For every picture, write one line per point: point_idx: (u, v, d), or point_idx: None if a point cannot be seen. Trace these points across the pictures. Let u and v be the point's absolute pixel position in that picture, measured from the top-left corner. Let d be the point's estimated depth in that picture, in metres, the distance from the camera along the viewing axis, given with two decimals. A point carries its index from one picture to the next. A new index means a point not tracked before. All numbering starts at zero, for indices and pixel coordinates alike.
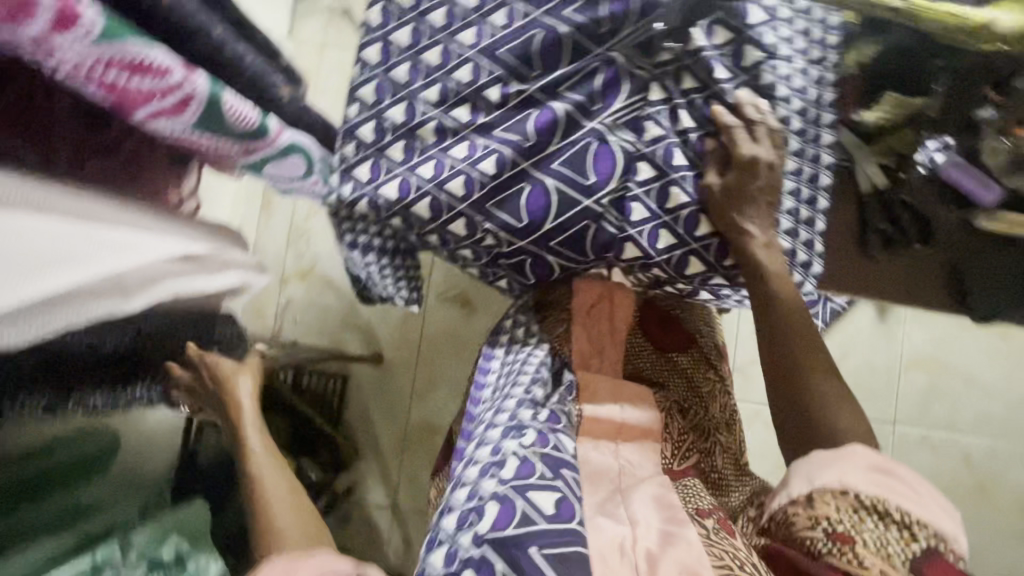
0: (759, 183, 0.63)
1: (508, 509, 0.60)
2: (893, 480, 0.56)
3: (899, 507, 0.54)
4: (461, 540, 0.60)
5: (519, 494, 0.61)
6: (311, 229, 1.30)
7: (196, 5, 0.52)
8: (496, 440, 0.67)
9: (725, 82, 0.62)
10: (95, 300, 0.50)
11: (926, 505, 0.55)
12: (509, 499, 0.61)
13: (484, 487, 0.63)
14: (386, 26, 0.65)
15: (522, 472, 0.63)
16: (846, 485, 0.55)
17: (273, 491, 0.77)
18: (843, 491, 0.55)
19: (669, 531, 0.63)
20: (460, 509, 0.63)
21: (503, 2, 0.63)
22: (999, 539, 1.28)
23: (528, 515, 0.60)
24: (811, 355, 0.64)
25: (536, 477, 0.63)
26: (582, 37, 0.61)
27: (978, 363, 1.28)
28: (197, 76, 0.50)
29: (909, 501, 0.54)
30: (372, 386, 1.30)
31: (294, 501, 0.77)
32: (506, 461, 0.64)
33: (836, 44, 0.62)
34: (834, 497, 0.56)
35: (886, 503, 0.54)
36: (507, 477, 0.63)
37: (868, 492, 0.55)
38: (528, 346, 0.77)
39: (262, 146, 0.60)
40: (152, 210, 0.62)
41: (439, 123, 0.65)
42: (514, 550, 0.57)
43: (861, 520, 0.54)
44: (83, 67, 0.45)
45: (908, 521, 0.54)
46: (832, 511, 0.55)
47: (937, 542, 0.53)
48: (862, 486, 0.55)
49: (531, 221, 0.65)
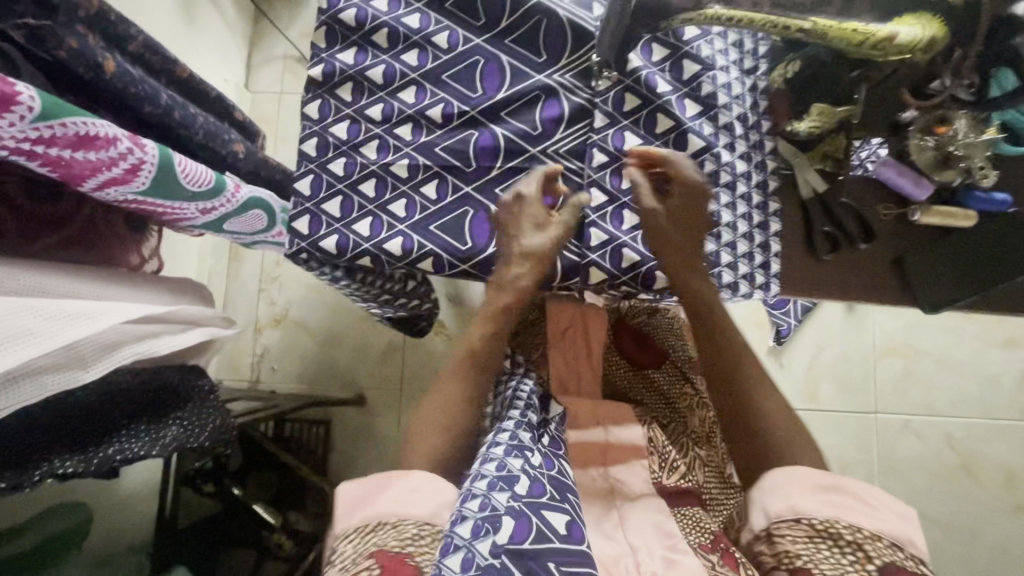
0: (693, 207, 0.62)
1: (524, 524, 0.50)
2: (843, 496, 0.51)
3: (851, 525, 0.50)
4: (478, 547, 0.47)
5: (534, 511, 0.52)
6: (282, 274, 1.35)
7: (139, 76, 0.55)
8: (499, 457, 0.56)
9: (668, 94, 0.64)
10: (48, 374, 0.49)
11: (881, 516, 0.50)
12: (525, 514, 0.51)
13: (496, 498, 0.51)
14: (332, 48, 0.66)
15: (534, 491, 0.54)
16: (797, 512, 0.51)
17: (442, 398, 0.61)
18: (797, 519, 0.51)
19: (672, 557, 0.57)
20: (473, 518, 0.49)
21: (445, 25, 0.65)
22: (996, 518, 1.26)
23: (543, 531, 0.51)
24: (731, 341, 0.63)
25: (548, 497, 0.54)
26: (520, 64, 0.65)
27: (947, 343, 1.30)
28: (146, 145, 0.51)
29: (862, 517, 0.50)
30: (353, 429, 1.28)
31: (448, 412, 0.60)
32: (517, 476, 0.54)
33: (766, 52, 0.66)
34: (789, 527, 0.51)
35: (838, 524, 0.50)
36: (521, 492, 0.53)
37: (818, 515, 0.50)
38: (515, 377, 0.72)
39: (218, 203, 0.63)
40: (108, 282, 0.63)
41: (382, 141, 0.66)
42: (532, 562, 0.48)
43: (818, 549, 0.49)
44: (26, 145, 0.45)
45: (861, 539, 0.49)
46: (790, 546, 0.50)
47: (895, 553, 0.49)
48: (812, 511, 0.51)
49: (475, 244, 0.64)
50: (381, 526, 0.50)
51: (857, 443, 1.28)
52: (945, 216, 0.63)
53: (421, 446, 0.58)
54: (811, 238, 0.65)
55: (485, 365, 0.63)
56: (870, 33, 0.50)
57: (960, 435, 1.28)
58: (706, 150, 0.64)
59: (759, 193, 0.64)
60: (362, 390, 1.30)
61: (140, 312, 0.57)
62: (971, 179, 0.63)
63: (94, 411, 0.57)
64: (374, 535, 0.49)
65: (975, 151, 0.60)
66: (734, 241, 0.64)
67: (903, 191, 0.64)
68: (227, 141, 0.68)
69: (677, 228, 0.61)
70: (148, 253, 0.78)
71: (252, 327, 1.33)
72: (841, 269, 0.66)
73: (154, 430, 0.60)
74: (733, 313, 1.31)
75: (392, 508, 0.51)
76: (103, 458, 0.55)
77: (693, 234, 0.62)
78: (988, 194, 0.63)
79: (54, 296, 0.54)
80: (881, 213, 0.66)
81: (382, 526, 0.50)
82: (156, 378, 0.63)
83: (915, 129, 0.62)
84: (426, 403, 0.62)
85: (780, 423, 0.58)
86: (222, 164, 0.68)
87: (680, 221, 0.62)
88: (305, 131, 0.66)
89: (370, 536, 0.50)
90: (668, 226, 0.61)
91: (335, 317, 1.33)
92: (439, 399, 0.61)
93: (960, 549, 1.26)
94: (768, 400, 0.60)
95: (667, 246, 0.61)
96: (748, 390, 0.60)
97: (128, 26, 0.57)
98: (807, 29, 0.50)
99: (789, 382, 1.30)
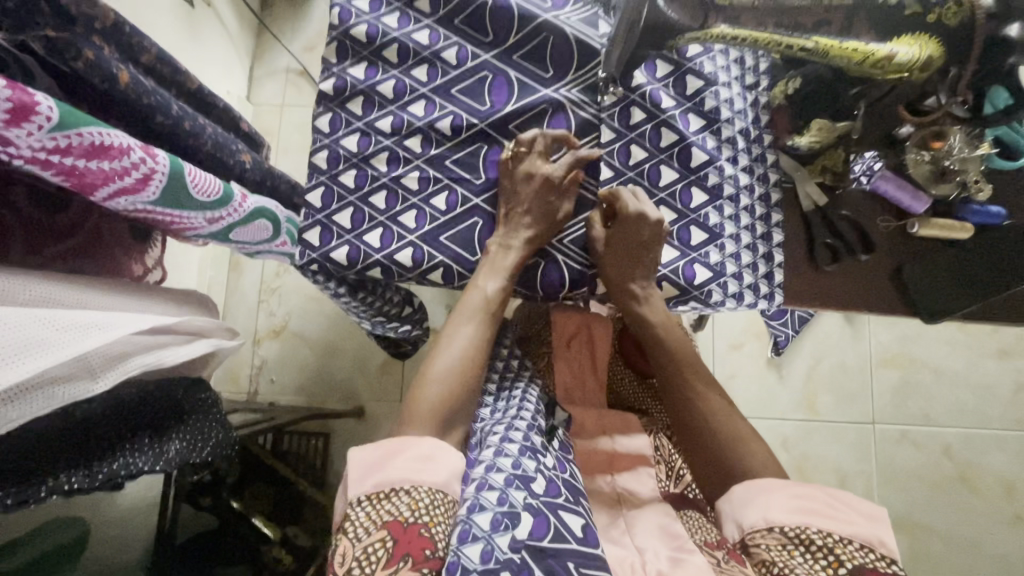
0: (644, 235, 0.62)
1: (543, 521, 0.51)
2: (814, 504, 0.53)
3: (820, 530, 0.51)
4: (497, 540, 0.48)
5: (551, 510, 0.52)
6: (281, 285, 1.35)
7: (152, 87, 0.55)
8: (514, 455, 0.57)
9: (671, 109, 0.65)
10: (58, 385, 0.49)
11: (848, 518, 0.52)
12: (543, 512, 0.51)
13: (514, 495, 0.52)
14: (343, 62, 0.67)
15: (551, 491, 0.54)
16: (770, 522, 0.52)
17: (446, 361, 0.59)
18: (769, 529, 0.52)
19: (678, 556, 0.55)
20: (492, 510, 0.50)
21: (454, 40, 0.66)
22: (994, 528, 1.27)
23: (561, 531, 0.50)
24: (683, 355, 0.66)
25: (564, 498, 0.54)
26: (528, 79, 0.66)
27: (943, 354, 1.32)
28: (157, 155, 0.52)
29: (833, 522, 0.51)
30: (352, 440, 1.27)
31: (453, 374, 0.59)
32: (534, 476, 0.55)
33: (766, 70, 0.68)
34: (762, 536, 0.52)
35: (809, 530, 0.51)
36: (537, 491, 0.53)
37: (789, 523, 0.52)
38: (518, 385, 0.69)
39: (225, 212, 0.63)
40: (115, 293, 0.63)
41: (393, 152, 0.66)
42: (552, 561, 0.48)
43: (791, 556, 0.50)
44: (42, 154, 0.45)
45: (832, 543, 0.50)
46: (765, 555, 0.51)
47: (866, 554, 0.50)
48: (784, 519, 0.52)
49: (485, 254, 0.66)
50: (395, 493, 0.49)
51: (856, 453, 1.29)
52: (943, 227, 0.65)
53: (429, 398, 0.57)
54: (811, 248, 0.67)
55: (491, 332, 0.63)
56: (870, 52, 0.52)
57: (957, 445, 1.29)
58: (709, 163, 0.65)
59: (762, 206, 0.66)
60: (363, 402, 1.29)
61: (149, 323, 0.57)
62: (967, 192, 0.65)
63: (102, 421, 0.56)
64: (387, 504, 0.48)
65: (969, 165, 0.63)
66: (738, 252, 0.65)
67: (902, 205, 0.66)
68: (235, 151, 0.68)
69: (632, 257, 0.63)
70: (151, 263, 0.77)
71: (251, 338, 1.33)
72: (839, 281, 0.68)
73: (158, 443, 0.59)
74: (732, 325, 1.33)
75: (405, 475, 0.49)
76: (108, 473, 0.53)
77: (642, 254, 0.63)
78: (984, 207, 0.65)
79: (61, 306, 0.54)
80: (881, 225, 0.68)
81: (396, 493, 0.49)
82: (160, 391, 0.62)
83: (912, 144, 0.64)
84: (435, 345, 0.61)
85: (733, 420, 0.62)
86: (230, 175, 0.68)
87: (634, 245, 0.62)
88: (317, 143, 0.67)
89: (383, 504, 0.48)
90: (623, 250, 0.63)
91: (335, 329, 1.32)
92: (451, 345, 0.61)
93: (960, 559, 1.26)
94: (724, 411, 0.62)
95: (615, 279, 0.64)
96: (687, 393, 0.64)
97: (142, 40, 0.58)
98: (809, 48, 0.53)
99: (788, 393, 1.30)
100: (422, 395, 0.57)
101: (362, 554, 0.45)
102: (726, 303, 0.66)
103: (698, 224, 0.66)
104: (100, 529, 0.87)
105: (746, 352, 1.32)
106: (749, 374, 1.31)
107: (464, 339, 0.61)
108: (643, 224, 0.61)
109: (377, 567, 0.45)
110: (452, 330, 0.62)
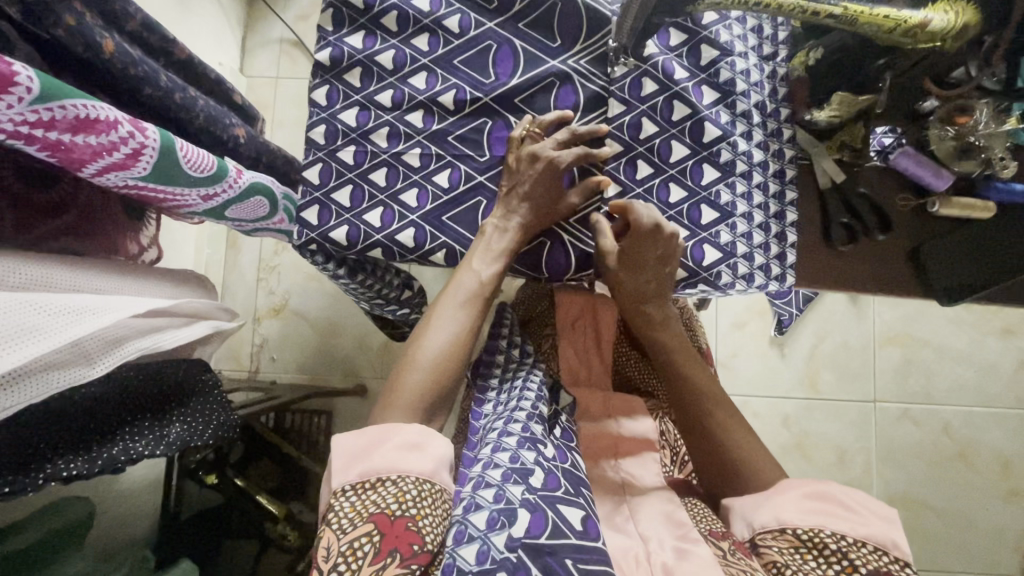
0: (656, 253, 0.61)
1: (540, 517, 0.50)
2: (829, 505, 0.53)
3: (834, 533, 0.50)
4: (493, 538, 0.47)
5: (549, 505, 0.51)
6: (280, 264, 1.33)
7: (137, 58, 0.53)
8: (512, 448, 0.56)
9: (685, 81, 0.63)
10: (52, 370, 0.47)
11: (868, 521, 0.51)
12: (541, 507, 0.51)
13: (511, 491, 0.51)
14: (340, 31, 0.63)
15: (549, 484, 0.54)
16: (782, 523, 0.52)
17: (435, 345, 0.58)
18: (781, 530, 0.52)
19: (683, 547, 0.54)
20: (488, 509, 0.49)
21: (456, 7, 0.63)
22: (990, 503, 1.28)
23: (559, 526, 0.50)
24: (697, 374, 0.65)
25: (563, 491, 0.54)
26: (535, 49, 0.63)
27: (945, 332, 1.31)
28: (147, 128, 0.49)
29: (846, 523, 0.51)
30: (354, 418, 1.27)
31: (442, 357, 0.58)
32: (533, 469, 0.54)
33: (785, 39, 0.65)
34: (773, 538, 0.52)
35: (823, 533, 0.51)
36: (535, 485, 0.53)
37: (802, 525, 0.51)
38: (521, 373, 0.68)
39: (220, 189, 0.60)
40: (110, 274, 0.61)
41: (393, 128, 0.64)
42: (550, 559, 0.47)
43: (804, 560, 0.50)
44: (24, 128, 0.42)
45: (846, 547, 0.50)
46: (777, 556, 0.51)
47: (881, 557, 0.50)
48: (797, 521, 0.52)
49: None
50: (380, 484, 0.48)
51: (857, 432, 1.29)
52: (964, 207, 0.63)
53: (405, 395, 0.55)
54: (826, 229, 0.65)
55: (482, 317, 0.62)
56: (902, 19, 0.50)
57: (957, 422, 1.30)
58: (722, 138, 0.63)
59: (776, 183, 0.63)
60: (363, 380, 1.29)
61: (146, 305, 0.55)
62: (992, 170, 0.63)
63: (102, 408, 0.54)
64: (374, 494, 0.48)
65: (995, 141, 0.61)
66: (750, 232, 0.64)
67: (922, 181, 0.64)
68: (227, 126, 0.65)
69: (642, 276, 0.63)
70: (146, 242, 0.76)
71: (251, 317, 1.31)
72: (851, 262, 0.66)
73: (158, 428, 0.57)
74: (734, 304, 1.31)
75: (392, 466, 0.49)
76: (109, 459, 0.52)
77: (656, 272, 0.63)
78: (1009, 184, 0.63)
79: (54, 289, 0.53)
80: (898, 205, 0.66)
81: (382, 484, 0.48)
82: (160, 377, 0.60)
83: (937, 119, 0.62)
84: (423, 320, 0.60)
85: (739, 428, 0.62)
86: (223, 150, 0.65)
87: (645, 260, 0.62)
88: (315, 117, 0.64)
89: (369, 493, 0.48)
90: (634, 271, 0.63)
91: (335, 307, 1.31)
92: (439, 326, 0.59)
93: (955, 535, 1.28)
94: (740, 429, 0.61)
95: (632, 296, 0.65)
96: (704, 412, 0.63)
97: (125, 6, 0.54)
98: (837, 15, 0.49)
99: (791, 372, 1.30)
100: (407, 380, 0.56)
101: (348, 549, 0.44)
102: (736, 284, 0.64)
103: (709, 202, 0.63)
104: (107, 508, 0.88)
105: (748, 331, 1.31)
106: (751, 353, 1.30)
107: (452, 324, 0.59)
108: (658, 242, 0.60)
109: (364, 563, 0.44)
110: (440, 314, 0.60)
